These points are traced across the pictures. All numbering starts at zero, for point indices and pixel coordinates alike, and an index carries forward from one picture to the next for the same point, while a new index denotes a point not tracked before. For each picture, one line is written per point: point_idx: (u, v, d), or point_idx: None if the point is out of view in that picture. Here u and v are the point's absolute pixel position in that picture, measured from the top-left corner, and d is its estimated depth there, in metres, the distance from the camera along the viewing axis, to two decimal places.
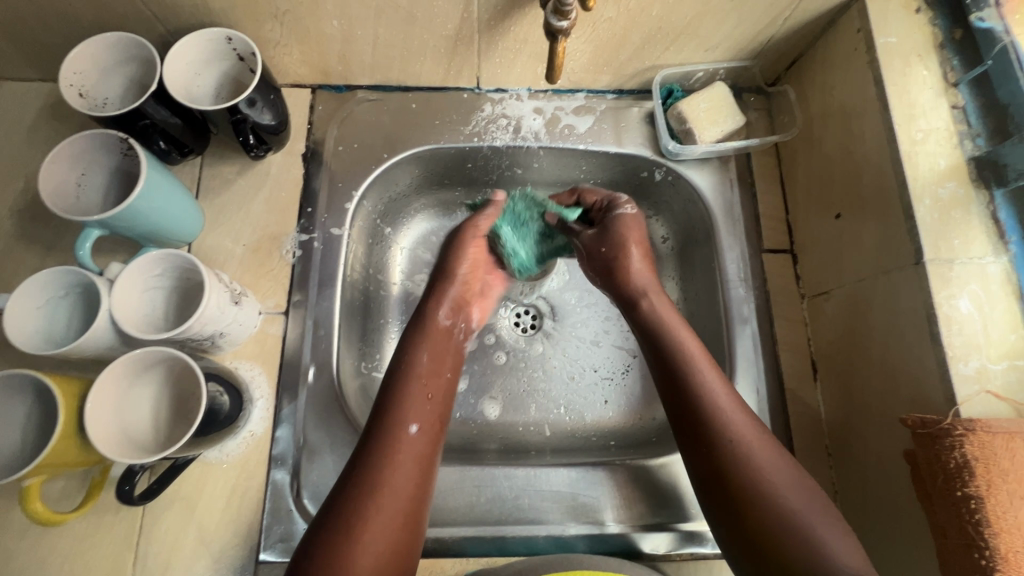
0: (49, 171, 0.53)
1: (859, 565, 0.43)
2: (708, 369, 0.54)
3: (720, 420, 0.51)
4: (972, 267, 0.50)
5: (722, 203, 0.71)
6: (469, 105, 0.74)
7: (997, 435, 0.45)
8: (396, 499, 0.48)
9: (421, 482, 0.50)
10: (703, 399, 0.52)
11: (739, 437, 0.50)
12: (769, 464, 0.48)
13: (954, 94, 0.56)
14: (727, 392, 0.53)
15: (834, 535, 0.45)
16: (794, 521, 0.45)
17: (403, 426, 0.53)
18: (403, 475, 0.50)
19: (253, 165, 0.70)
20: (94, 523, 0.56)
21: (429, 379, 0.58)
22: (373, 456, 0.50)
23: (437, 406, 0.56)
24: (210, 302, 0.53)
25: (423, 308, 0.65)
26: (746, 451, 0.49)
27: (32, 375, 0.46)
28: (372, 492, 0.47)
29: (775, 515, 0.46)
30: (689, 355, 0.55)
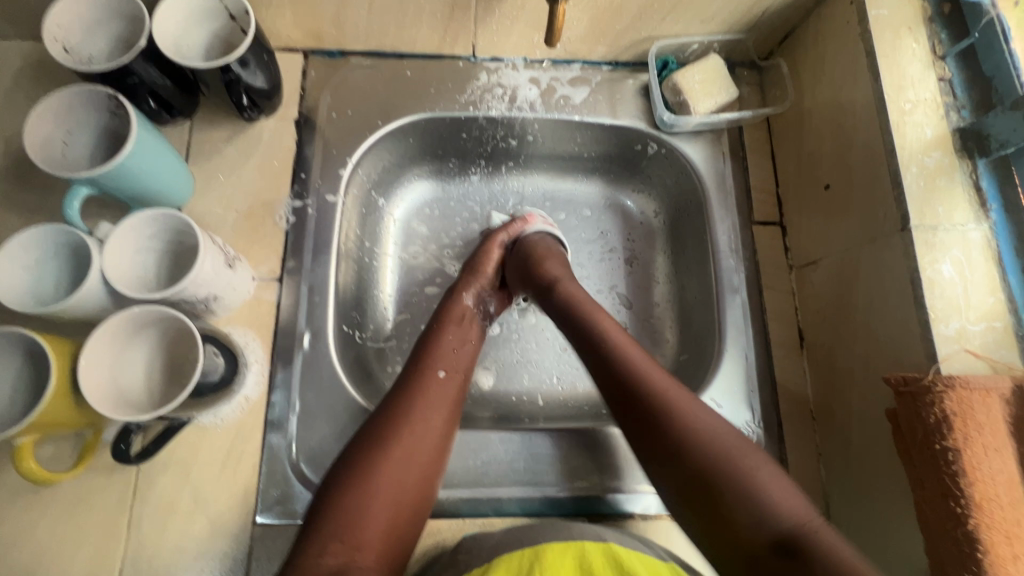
0: (34, 127, 0.52)
1: (787, 503, 0.44)
2: (620, 337, 0.57)
3: (637, 373, 0.53)
4: (954, 234, 0.52)
5: (715, 175, 0.72)
6: (464, 74, 0.73)
7: (974, 391, 0.47)
8: (425, 429, 0.54)
9: (449, 418, 0.56)
10: (621, 369, 0.54)
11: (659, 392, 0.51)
12: (686, 407, 0.50)
13: (942, 67, 0.57)
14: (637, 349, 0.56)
15: (769, 479, 0.45)
16: (721, 470, 0.46)
17: (432, 371, 0.59)
18: (432, 409, 0.56)
19: (245, 131, 0.68)
20: (87, 486, 0.55)
21: (456, 338, 0.63)
22: (406, 395, 0.56)
23: (465, 358, 0.62)
24: (204, 265, 0.52)
25: (455, 286, 0.69)
26: (665, 400, 0.51)
27: (23, 333, 0.46)
28: (405, 420, 0.54)
29: (702, 462, 0.47)
30: (595, 330, 0.58)
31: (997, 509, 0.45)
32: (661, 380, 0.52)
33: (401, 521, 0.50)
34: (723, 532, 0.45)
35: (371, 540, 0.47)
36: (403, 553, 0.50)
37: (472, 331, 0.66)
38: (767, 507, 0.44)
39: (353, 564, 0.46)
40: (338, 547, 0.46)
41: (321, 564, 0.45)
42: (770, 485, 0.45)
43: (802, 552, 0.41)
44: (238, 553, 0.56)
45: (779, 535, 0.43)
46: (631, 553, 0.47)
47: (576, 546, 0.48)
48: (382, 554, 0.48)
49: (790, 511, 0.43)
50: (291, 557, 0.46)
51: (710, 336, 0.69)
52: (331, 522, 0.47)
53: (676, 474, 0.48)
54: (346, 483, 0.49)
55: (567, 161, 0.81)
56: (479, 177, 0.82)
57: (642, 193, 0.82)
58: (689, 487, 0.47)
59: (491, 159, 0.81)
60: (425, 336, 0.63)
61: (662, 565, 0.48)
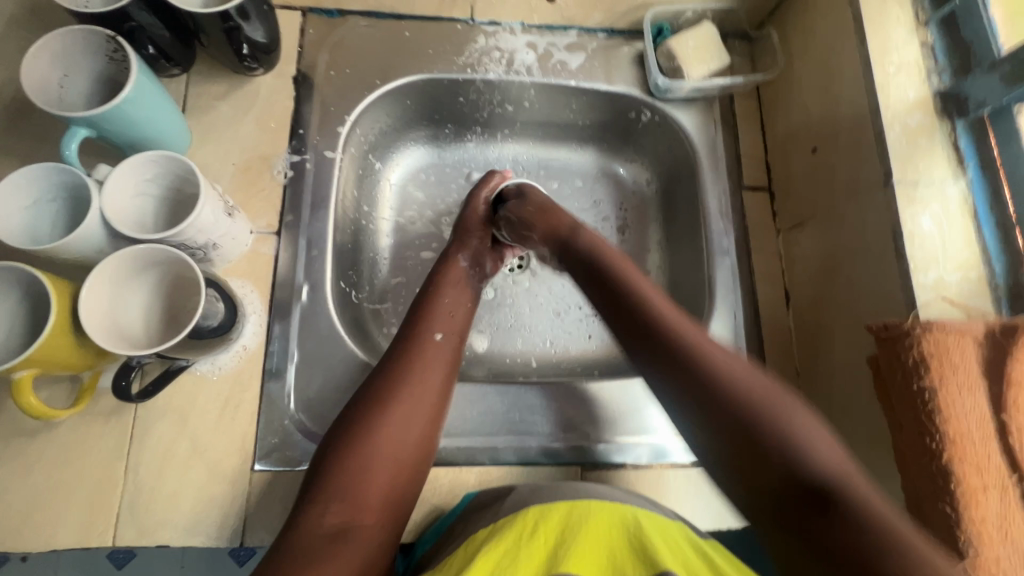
0: (31, 66, 0.52)
1: (834, 458, 0.38)
2: (637, 274, 0.55)
3: (651, 319, 0.50)
4: (934, 189, 0.55)
5: (706, 141, 0.74)
6: (462, 36, 0.74)
7: (950, 334, 0.49)
8: (422, 392, 0.55)
9: (446, 379, 0.57)
10: (647, 319, 0.50)
11: (677, 334, 0.48)
12: (711, 350, 0.46)
13: (924, 33, 0.60)
14: (653, 288, 0.53)
15: (811, 427, 0.40)
16: (753, 412, 0.41)
17: (429, 334, 0.59)
18: (429, 369, 0.56)
19: (242, 86, 0.68)
20: (83, 432, 0.55)
21: (451, 302, 0.63)
22: (403, 355, 0.57)
23: (460, 320, 0.63)
24: (206, 209, 0.53)
25: (448, 252, 0.70)
26: (702, 354, 0.46)
27: (24, 269, 0.46)
28: (402, 384, 0.54)
29: (738, 413, 0.41)
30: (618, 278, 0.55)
31: (969, 444, 0.47)
32: (701, 340, 0.47)
33: (401, 482, 0.51)
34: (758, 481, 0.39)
35: (372, 501, 0.49)
36: (405, 510, 0.52)
37: (466, 293, 0.66)
38: (808, 461, 0.38)
39: (354, 524, 0.47)
40: (339, 508, 0.48)
41: (321, 525, 0.47)
42: (805, 434, 0.39)
43: (836, 508, 0.35)
44: (236, 499, 0.56)
45: (813, 487, 0.36)
46: (638, 513, 0.48)
47: (581, 505, 0.48)
48: (383, 513, 0.49)
49: (825, 463, 0.38)
50: (293, 515, 0.48)
51: (700, 297, 0.71)
52: (331, 486, 0.48)
53: (704, 421, 0.43)
54: (345, 444, 0.50)
55: (561, 129, 0.82)
56: (475, 144, 0.83)
57: (635, 162, 0.83)
58: (727, 430, 0.41)
59: (487, 126, 0.81)
60: (420, 301, 0.63)
61: (670, 523, 0.48)
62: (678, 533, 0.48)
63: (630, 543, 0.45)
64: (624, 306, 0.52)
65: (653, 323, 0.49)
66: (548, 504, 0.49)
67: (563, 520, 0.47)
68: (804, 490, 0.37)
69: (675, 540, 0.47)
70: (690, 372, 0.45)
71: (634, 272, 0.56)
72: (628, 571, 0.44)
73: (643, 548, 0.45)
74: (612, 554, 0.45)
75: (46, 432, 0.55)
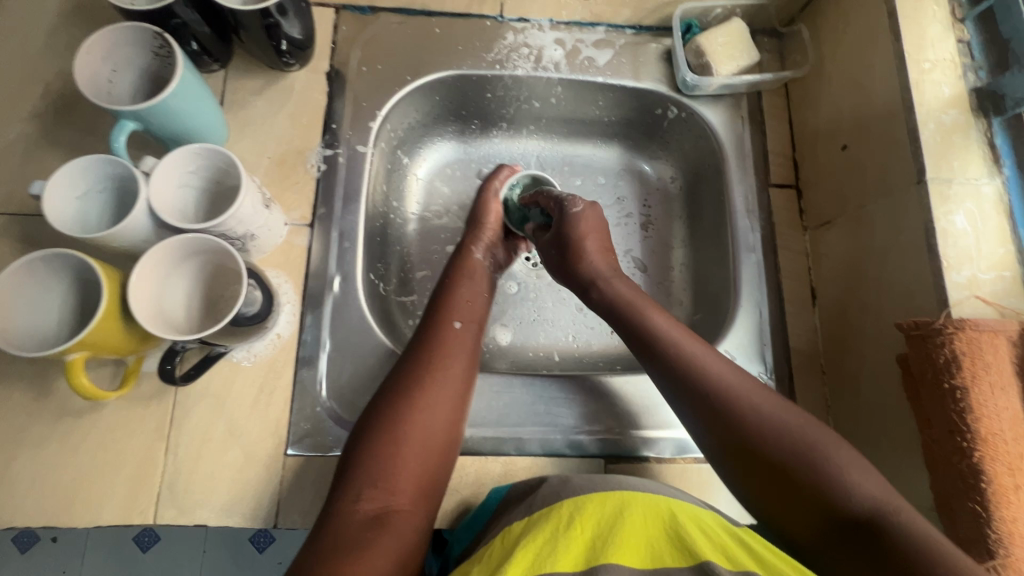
0: (83, 60, 0.54)
1: (873, 488, 0.43)
2: (660, 319, 0.57)
3: (679, 359, 0.53)
4: (968, 187, 0.54)
5: (733, 138, 0.74)
6: (491, 33, 0.75)
7: (983, 333, 0.49)
8: (446, 378, 0.56)
9: (467, 365, 0.59)
10: (673, 356, 0.54)
11: (708, 371, 0.52)
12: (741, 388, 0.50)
13: (961, 29, 0.59)
14: (674, 324, 0.57)
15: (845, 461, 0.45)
16: (794, 450, 0.46)
17: (449, 322, 0.61)
18: (450, 356, 0.58)
19: (277, 81, 0.70)
20: (126, 414, 0.58)
21: (471, 292, 0.65)
22: (425, 344, 0.59)
23: (479, 308, 0.64)
24: (246, 200, 0.54)
25: (464, 242, 0.70)
26: (730, 390, 0.50)
27: (77, 256, 0.48)
28: (426, 371, 0.56)
29: (785, 454, 0.46)
30: (657, 328, 0.56)
31: (1001, 444, 0.47)
32: (744, 386, 0.51)
33: (431, 466, 0.53)
34: (805, 516, 0.44)
35: (405, 485, 0.50)
36: (436, 494, 0.53)
37: (484, 285, 0.67)
38: (849, 492, 0.43)
39: (389, 509, 0.49)
40: (373, 494, 0.49)
41: (357, 510, 0.48)
42: (852, 473, 0.44)
43: (882, 537, 0.40)
44: (270, 482, 0.58)
45: (858, 515, 0.42)
46: (670, 502, 0.49)
47: (616, 496, 0.49)
48: (417, 497, 0.51)
49: (870, 496, 0.43)
50: (329, 504, 0.49)
51: (725, 294, 0.71)
52: (364, 470, 0.50)
53: (750, 460, 0.47)
54: (375, 431, 0.52)
55: (587, 125, 0.83)
56: (500, 139, 0.84)
57: (660, 158, 0.83)
58: (768, 474, 0.46)
59: (512, 122, 0.82)
60: (442, 290, 0.65)
61: (700, 510, 0.49)
62: (710, 519, 0.49)
63: (665, 532, 0.46)
64: (668, 357, 0.54)
65: (698, 380, 0.51)
66: (581, 497, 0.50)
67: (598, 512, 0.48)
68: (850, 525, 0.42)
69: (709, 526, 0.48)
70: (738, 420, 0.49)
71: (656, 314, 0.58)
72: (667, 562, 0.45)
73: (678, 536, 0.46)
74: (650, 542, 0.46)
75: (92, 412, 0.57)
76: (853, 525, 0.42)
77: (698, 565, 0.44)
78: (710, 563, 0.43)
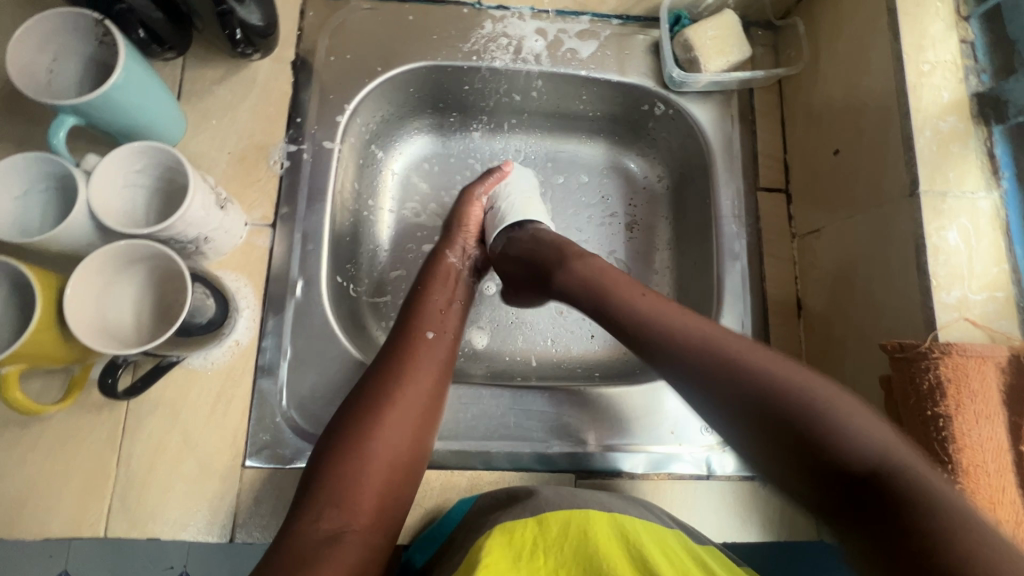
0: (16, 50, 0.50)
1: (880, 436, 0.36)
2: (639, 294, 0.52)
3: (650, 323, 0.49)
4: (963, 202, 0.51)
5: (721, 138, 0.70)
6: (468, 21, 0.71)
7: (970, 358, 0.46)
8: (415, 393, 0.54)
9: (439, 378, 0.56)
10: (643, 324, 0.49)
11: (669, 333, 0.47)
12: (729, 343, 0.45)
13: (964, 28, 0.55)
14: (643, 295, 0.51)
15: (848, 409, 0.38)
16: (791, 401, 0.39)
17: (420, 332, 0.58)
18: (422, 369, 0.56)
19: (239, 71, 0.66)
20: (76, 423, 0.55)
21: (445, 301, 0.62)
22: (395, 354, 0.56)
23: (455, 319, 0.62)
24: (195, 202, 0.51)
25: (438, 247, 0.68)
26: (712, 344, 0.45)
27: (9, 264, 0.45)
28: (396, 383, 0.54)
29: (778, 404, 0.40)
30: (653, 313, 0.49)
31: (983, 476, 0.45)
32: (735, 341, 0.45)
33: (395, 483, 0.50)
34: (806, 475, 0.37)
35: (366, 504, 0.48)
36: (399, 513, 0.51)
37: (458, 291, 0.65)
38: (848, 442, 0.36)
39: (349, 528, 0.46)
40: (333, 513, 0.47)
41: (315, 529, 0.45)
42: (854, 421, 0.37)
43: (889, 492, 0.33)
44: (227, 494, 0.56)
45: (861, 470, 0.35)
46: (636, 523, 0.47)
47: (580, 513, 0.47)
48: (377, 516, 0.48)
49: (875, 445, 0.36)
50: (287, 521, 0.47)
51: (707, 302, 0.68)
52: (324, 487, 0.48)
53: (744, 410, 0.41)
54: (340, 446, 0.49)
55: (571, 120, 0.79)
56: (480, 133, 0.79)
57: (647, 157, 0.79)
58: (767, 426, 0.40)
59: (493, 115, 0.78)
60: (413, 297, 0.62)
61: (665, 534, 0.48)
62: (675, 543, 0.47)
63: (627, 551, 0.44)
64: (656, 331, 0.48)
65: (690, 350, 0.45)
66: (547, 513, 0.47)
67: (561, 533, 0.45)
68: (854, 479, 0.35)
69: (674, 551, 0.46)
70: (732, 377, 0.42)
71: (620, 283, 0.53)
72: None
73: (643, 557, 0.43)
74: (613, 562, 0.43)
75: (40, 421, 0.55)
76: (854, 485, 0.35)
77: None
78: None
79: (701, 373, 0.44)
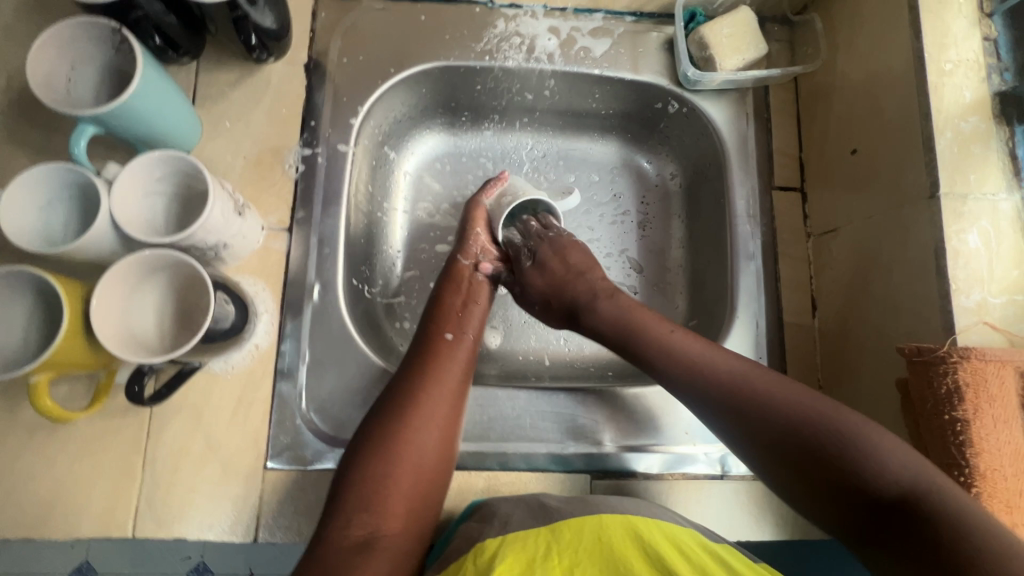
0: (37, 59, 0.50)
1: (909, 463, 0.42)
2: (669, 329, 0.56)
3: (676, 359, 0.53)
4: (983, 204, 0.50)
5: (736, 137, 0.70)
6: (481, 20, 0.71)
7: (989, 363, 0.46)
8: (438, 395, 0.55)
9: (461, 380, 0.57)
10: (673, 358, 0.53)
11: (700, 363, 0.52)
12: (765, 387, 0.49)
13: (988, 26, 0.54)
14: (674, 329, 0.56)
15: (876, 435, 0.44)
16: (819, 434, 0.45)
17: (441, 335, 0.60)
18: (447, 373, 0.57)
19: (252, 75, 0.66)
20: (102, 427, 0.56)
21: (466, 307, 0.63)
22: (419, 358, 0.57)
23: (473, 320, 0.62)
24: (214, 209, 0.51)
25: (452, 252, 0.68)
26: (745, 386, 0.49)
27: (35, 273, 0.46)
28: (420, 387, 0.55)
29: (803, 437, 0.45)
30: (681, 349, 0.53)
31: (1000, 480, 0.45)
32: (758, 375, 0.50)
33: (423, 487, 0.51)
34: (837, 501, 0.43)
35: (397, 508, 0.49)
36: (429, 517, 0.52)
37: (478, 295, 0.65)
38: (882, 469, 0.42)
39: (380, 532, 0.47)
40: (363, 518, 0.48)
41: (347, 535, 0.46)
42: (884, 453, 0.43)
43: (922, 513, 0.39)
44: (250, 495, 0.57)
45: (892, 495, 0.41)
46: (652, 521, 0.48)
47: (592, 518, 0.48)
48: (408, 520, 0.49)
49: (902, 470, 0.42)
50: (318, 526, 0.48)
51: (722, 302, 0.68)
52: (354, 492, 0.49)
53: (774, 446, 0.46)
54: (367, 451, 0.50)
55: (583, 119, 0.78)
56: (492, 132, 0.79)
57: (660, 154, 0.79)
58: (795, 460, 0.45)
59: (505, 114, 0.78)
60: (432, 302, 0.63)
61: (682, 533, 0.48)
62: (690, 539, 0.47)
63: (640, 548, 0.45)
64: (681, 364, 0.53)
65: (715, 383, 0.50)
66: (559, 523, 0.48)
67: (575, 538, 0.46)
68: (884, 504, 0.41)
69: (689, 550, 0.46)
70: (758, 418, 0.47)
71: (651, 318, 0.57)
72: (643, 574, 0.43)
73: (658, 553, 0.44)
74: (627, 556, 0.44)
75: (66, 425, 0.56)
76: (888, 509, 0.41)
77: None
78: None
79: (728, 411, 0.49)
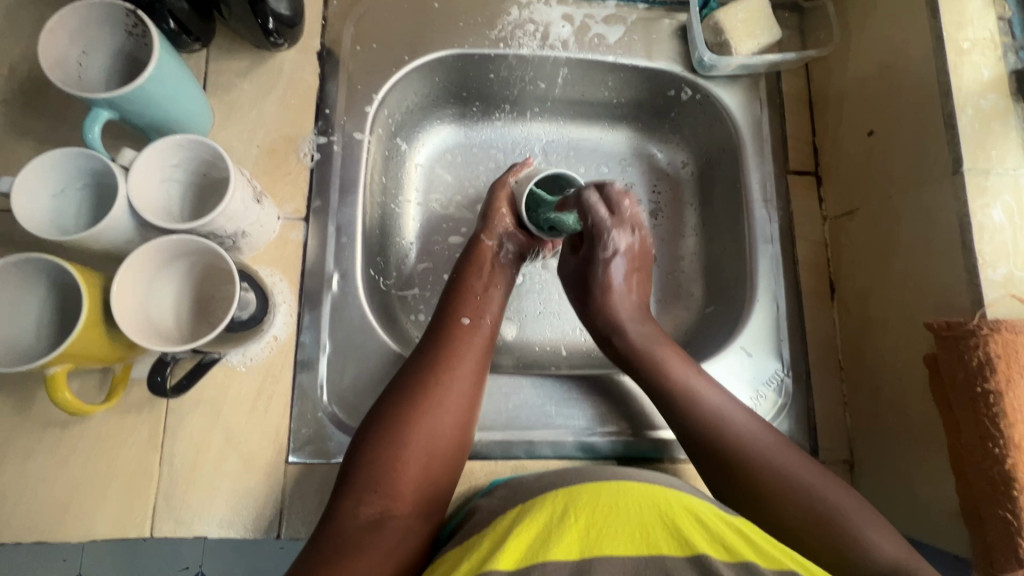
0: (48, 42, 0.48)
1: (898, 553, 0.45)
2: (694, 376, 0.57)
3: (698, 413, 0.55)
4: (1006, 179, 0.51)
5: (751, 121, 0.70)
6: (495, 8, 0.70)
7: (1020, 334, 0.47)
8: (452, 377, 0.54)
9: (477, 365, 0.56)
10: (698, 413, 0.55)
11: (718, 423, 0.54)
12: (781, 463, 0.51)
13: (1002, 5, 0.55)
14: (698, 376, 0.57)
15: (873, 526, 0.47)
16: (823, 513, 0.48)
17: (458, 319, 0.59)
18: (463, 357, 0.56)
19: (264, 63, 0.65)
20: (116, 424, 0.55)
21: (481, 292, 0.62)
22: (436, 341, 0.57)
23: (492, 305, 0.62)
24: (235, 195, 0.50)
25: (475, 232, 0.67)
26: (767, 462, 0.51)
27: (52, 261, 0.44)
28: (434, 370, 0.54)
29: (804, 514, 0.49)
30: (706, 404, 0.55)
31: None
32: (766, 441, 0.53)
33: (435, 471, 0.51)
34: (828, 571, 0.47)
35: (406, 490, 0.49)
36: (439, 502, 0.51)
37: (498, 279, 0.65)
38: (870, 551, 0.46)
39: (388, 513, 0.47)
40: (374, 499, 0.48)
41: (357, 514, 0.47)
42: (871, 534, 0.47)
43: None
44: (272, 490, 0.55)
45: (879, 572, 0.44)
46: (669, 492, 0.45)
47: (610, 486, 0.45)
48: (417, 501, 0.49)
49: (889, 555, 0.45)
50: (330, 506, 0.48)
51: (740, 286, 0.68)
52: (365, 473, 0.48)
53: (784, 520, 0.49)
54: (380, 432, 0.50)
55: (594, 108, 0.78)
56: (503, 123, 0.78)
57: (670, 142, 0.79)
58: (798, 535, 0.48)
59: (516, 104, 0.77)
60: (452, 284, 0.63)
61: (697, 501, 0.45)
62: (707, 509, 0.45)
63: (659, 515, 0.43)
64: (703, 417, 0.54)
65: (736, 452, 0.52)
66: (577, 487, 0.46)
67: (595, 502, 0.44)
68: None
69: (705, 517, 0.44)
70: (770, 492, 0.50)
71: (674, 359, 0.59)
72: (664, 547, 0.41)
73: (677, 526, 0.42)
74: (646, 531, 0.42)
75: (80, 423, 0.54)
76: None
77: (694, 556, 0.40)
78: (707, 556, 0.40)
79: (738, 476, 0.51)
